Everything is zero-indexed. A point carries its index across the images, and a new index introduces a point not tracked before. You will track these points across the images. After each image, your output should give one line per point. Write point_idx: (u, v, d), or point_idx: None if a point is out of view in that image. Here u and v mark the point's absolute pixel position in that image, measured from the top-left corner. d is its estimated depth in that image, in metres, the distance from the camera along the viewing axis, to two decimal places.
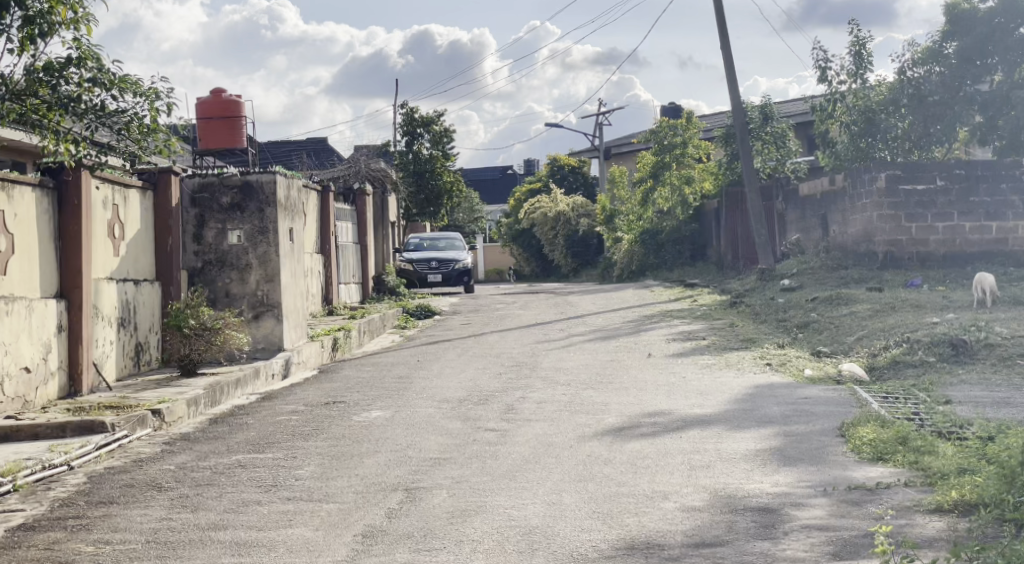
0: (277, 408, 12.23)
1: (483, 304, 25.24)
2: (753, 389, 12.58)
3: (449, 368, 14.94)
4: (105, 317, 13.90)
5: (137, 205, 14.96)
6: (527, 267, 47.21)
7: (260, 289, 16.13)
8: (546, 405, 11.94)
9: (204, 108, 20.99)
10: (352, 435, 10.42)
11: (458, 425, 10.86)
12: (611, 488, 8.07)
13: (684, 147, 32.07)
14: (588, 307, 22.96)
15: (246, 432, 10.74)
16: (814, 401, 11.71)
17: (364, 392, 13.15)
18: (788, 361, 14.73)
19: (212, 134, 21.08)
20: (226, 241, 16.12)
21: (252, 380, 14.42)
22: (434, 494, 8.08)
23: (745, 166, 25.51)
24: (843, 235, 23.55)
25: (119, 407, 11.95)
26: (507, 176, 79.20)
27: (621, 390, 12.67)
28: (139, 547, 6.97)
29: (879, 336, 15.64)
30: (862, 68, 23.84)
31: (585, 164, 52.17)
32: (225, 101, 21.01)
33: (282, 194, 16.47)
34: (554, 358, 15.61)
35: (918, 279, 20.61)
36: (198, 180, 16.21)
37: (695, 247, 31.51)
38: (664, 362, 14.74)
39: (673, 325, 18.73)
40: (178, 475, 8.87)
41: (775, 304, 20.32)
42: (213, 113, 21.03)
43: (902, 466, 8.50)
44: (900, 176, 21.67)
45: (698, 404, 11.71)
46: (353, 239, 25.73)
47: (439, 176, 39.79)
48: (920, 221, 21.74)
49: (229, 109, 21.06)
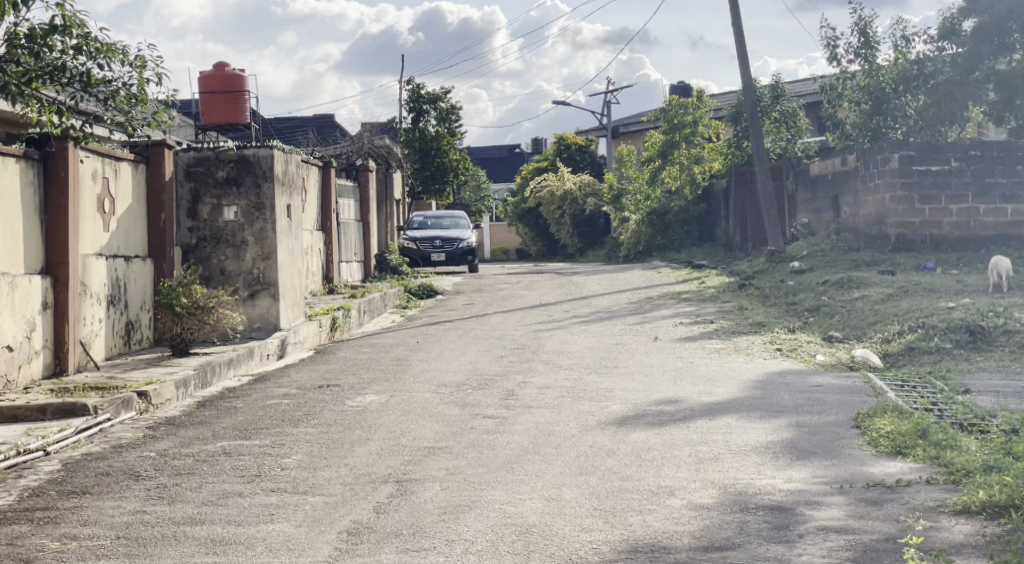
0: (269, 390, 11.78)
1: (486, 284, 24.77)
2: (763, 376, 12.10)
3: (449, 350, 14.48)
4: (94, 294, 13.45)
5: (129, 178, 14.49)
6: (533, 246, 46.70)
7: (256, 266, 15.67)
8: (548, 390, 11.47)
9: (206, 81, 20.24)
10: (344, 421, 9.96)
11: (456, 412, 10.41)
12: (614, 482, 7.61)
13: (694, 127, 31.29)
14: (594, 287, 22.48)
15: (234, 416, 10.28)
16: (827, 389, 11.24)
17: (359, 375, 12.70)
18: (799, 346, 14.25)
19: (213, 108, 20.34)
20: (221, 217, 15.64)
21: (245, 361, 13.99)
22: (425, 488, 7.62)
23: (756, 146, 24.96)
24: (855, 217, 23.03)
25: (105, 388, 11.50)
26: (515, 154, 78.68)
27: (626, 376, 12.21)
28: (107, 544, 6.54)
29: (894, 321, 15.15)
30: (872, 47, 23.25)
31: (593, 142, 51.63)
32: (228, 74, 20.18)
33: (280, 169, 15.98)
34: (557, 340, 15.14)
35: (931, 262, 20.10)
36: (192, 154, 15.71)
37: (702, 230, 31.19)
38: (671, 347, 14.27)
39: (681, 308, 18.24)
40: (158, 463, 8.41)
41: (785, 287, 19.83)
42: (214, 86, 20.27)
43: (923, 461, 8.02)
44: (914, 156, 21.19)
45: (706, 392, 11.24)
46: (356, 216, 25.26)
47: (445, 153, 39.24)
48: (934, 203, 21.22)
49: (231, 82, 20.26)
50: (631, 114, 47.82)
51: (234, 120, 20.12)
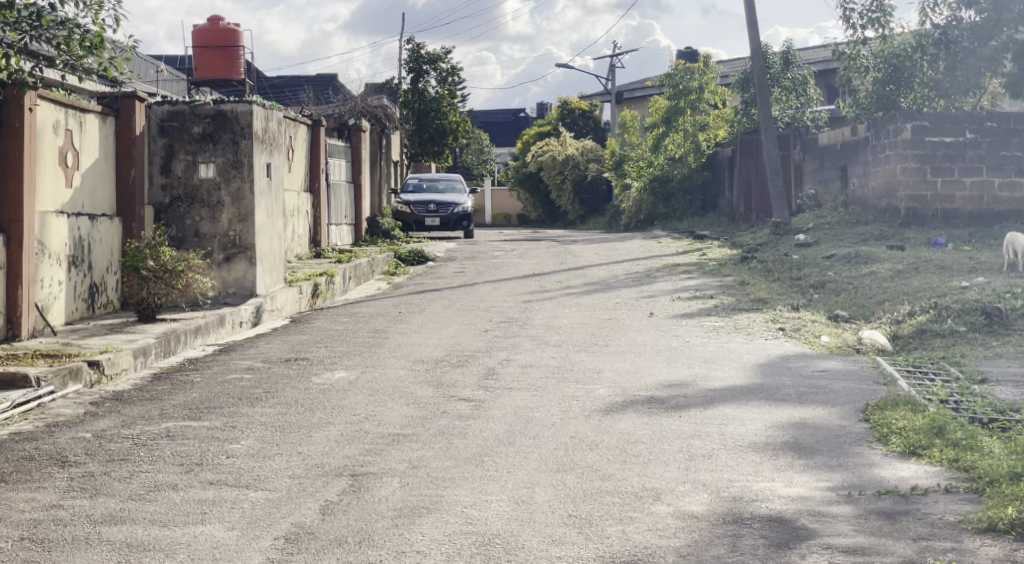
0: (232, 363, 10.98)
1: (480, 251, 23.92)
2: (765, 360, 11.28)
3: (432, 322, 13.67)
4: (53, 254, 12.60)
5: (95, 131, 13.62)
6: (534, 212, 45.95)
7: (232, 229, 14.82)
8: (532, 370, 10.66)
9: (201, 38, 21.48)
10: (307, 400, 9.14)
11: (430, 392, 9.59)
12: (595, 482, 6.80)
13: (699, 92, 30.87)
14: (591, 257, 21.60)
15: (188, 393, 9.45)
16: (832, 375, 10.42)
17: (332, 348, 11.88)
18: (803, 326, 13.42)
19: (207, 63, 21.61)
20: (196, 175, 14.74)
21: (215, 329, 13.16)
22: (384, 484, 6.80)
23: (763, 113, 24.07)
24: (864, 189, 22.17)
25: (56, 356, 10.66)
26: (518, 118, 77.71)
27: (618, 355, 11.40)
28: (7, 547, 5.82)
29: (904, 301, 14.32)
30: (886, 13, 22.30)
31: (597, 108, 50.61)
32: (223, 30, 21.55)
33: (259, 126, 15.09)
34: (548, 313, 14.32)
35: (942, 237, 19.25)
36: (167, 107, 14.79)
37: (706, 198, 30.17)
38: (668, 324, 13.43)
39: (680, 281, 17.40)
40: (89, 447, 7.57)
41: (789, 260, 18.97)
42: (209, 41, 21.56)
43: (941, 464, 7.20)
44: (927, 127, 20.29)
45: (703, 376, 10.43)
46: (348, 177, 24.37)
47: (446, 115, 38.33)
48: (947, 175, 20.35)
49: (226, 38, 21.59)
50: (637, 81, 46.87)
51: (231, 76, 21.49)
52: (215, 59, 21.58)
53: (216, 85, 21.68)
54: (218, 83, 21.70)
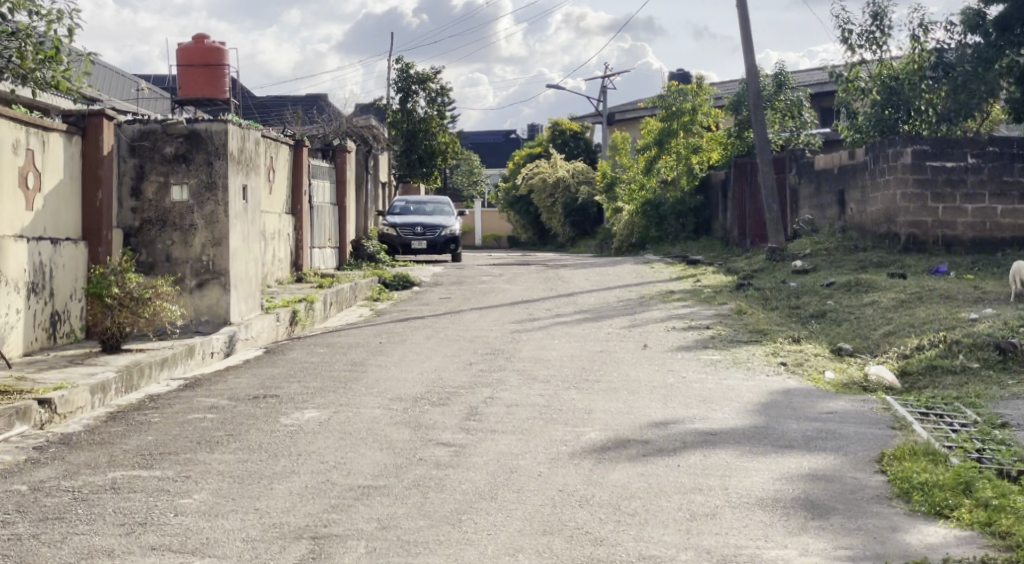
0: (197, 400, 10.21)
1: (467, 275, 23.16)
2: (766, 398, 10.54)
3: (413, 355, 12.91)
4: (11, 281, 11.87)
5: (59, 151, 12.89)
6: (525, 236, 45.24)
7: (206, 254, 14.06)
8: (518, 410, 9.90)
9: (184, 55, 20.79)
10: (273, 445, 8.38)
11: (407, 436, 8.83)
12: (586, 549, 6.34)
13: (693, 114, 29.52)
14: (582, 283, 20.85)
15: (142, 436, 8.69)
16: (840, 418, 9.68)
17: (306, 383, 11.11)
18: (806, 360, 12.69)
19: (192, 81, 20.86)
20: (167, 197, 14.00)
21: (184, 360, 12.42)
22: (345, 553, 6.21)
23: (758, 135, 23.35)
24: (862, 214, 21.45)
25: (6, 392, 9.90)
26: (509, 139, 77.17)
27: (611, 393, 10.67)
28: None
29: (911, 333, 13.59)
30: (885, 34, 21.59)
31: (588, 128, 49.95)
32: (208, 47, 20.85)
33: (235, 146, 14.33)
34: (537, 345, 13.57)
35: (945, 265, 18.55)
36: (137, 127, 14.06)
37: (699, 222, 29.68)
38: (662, 358, 12.70)
39: (675, 309, 16.68)
40: (22, 503, 6.88)
41: (787, 288, 18.26)
42: (193, 59, 20.86)
43: (973, 528, 6.73)
44: (927, 151, 19.60)
45: (701, 417, 9.69)
46: (331, 199, 23.61)
47: (434, 135, 37.63)
48: (948, 202, 19.67)
49: (211, 57, 20.86)
50: (629, 103, 46.22)
51: (218, 94, 20.81)
52: (199, 77, 20.85)
53: (201, 104, 20.97)
54: (205, 101, 20.98)
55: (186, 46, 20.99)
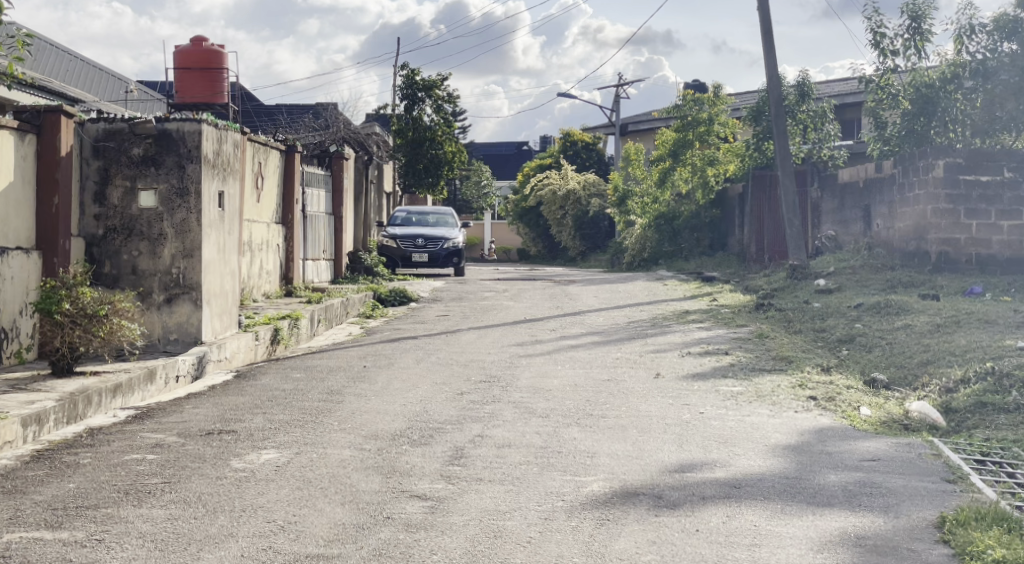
0: (145, 435, 8.91)
1: (468, 291, 21.78)
2: (797, 440, 9.15)
3: (399, 382, 11.53)
4: None
5: (9, 151, 11.53)
6: (533, 247, 44.11)
7: (175, 266, 12.60)
8: (510, 452, 8.54)
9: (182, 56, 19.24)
10: (216, 496, 7.05)
11: (375, 485, 7.48)
12: None
13: (709, 124, 28.53)
14: (590, 300, 19.49)
15: (62, 483, 7.34)
16: (884, 466, 8.29)
17: (272, 415, 9.79)
18: (837, 393, 11.31)
19: (189, 86, 19.28)
20: (134, 204, 12.57)
21: (140, 386, 11.06)
22: None
23: (778, 145, 21.93)
24: (889, 231, 20.07)
25: None
26: (522, 151, 76.24)
27: (618, 431, 9.33)
28: None
29: (952, 363, 12.20)
30: (922, 37, 20.24)
31: (600, 140, 48.79)
32: (207, 50, 19.35)
33: (210, 149, 12.88)
34: (536, 371, 12.22)
35: (979, 286, 17.15)
36: (103, 126, 12.65)
37: (715, 238, 28.29)
38: (676, 388, 11.34)
39: (691, 331, 15.29)
40: None
41: (811, 309, 16.90)
42: (192, 63, 19.33)
43: None
44: (960, 163, 18.27)
45: (723, 462, 8.32)
46: (328, 209, 22.27)
47: (441, 144, 36.31)
48: (982, 219, 18.29)
49: (210, 60, 19.36)
50: (643, 114, 44.94)
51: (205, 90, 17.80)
52: (198, 80, 19.29)
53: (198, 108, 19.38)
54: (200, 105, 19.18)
55: (186, 49, 19.39)
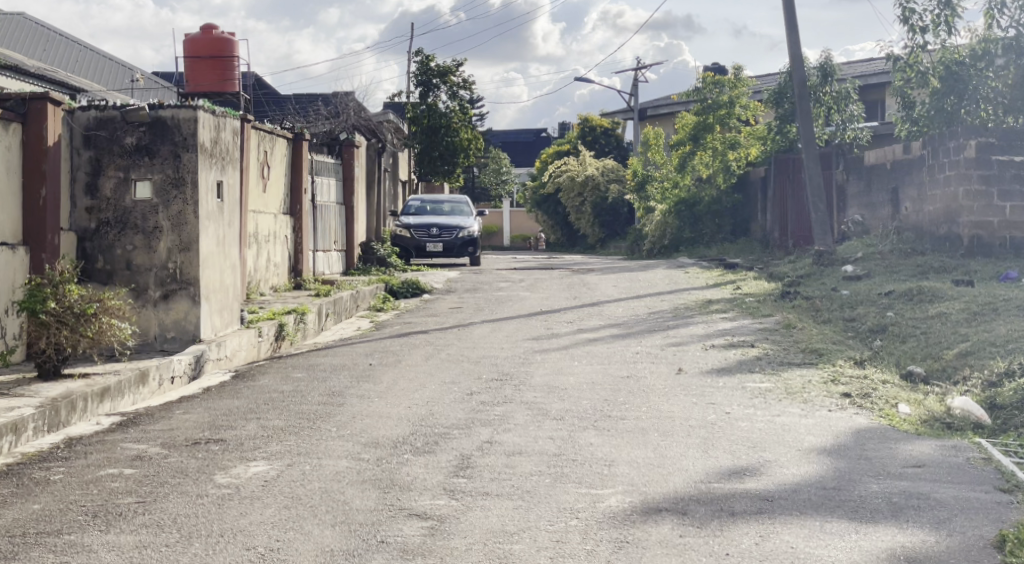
0: (126, 446, 8.24)
1: (483, 281, 21.07)
2: (834, 444, 8.42)
3: (405, 382, 10.85)
4: None
5: None
6: (552, 235, 43.37)
7: (172, 260, 11.88)
8: (522, 461, 7.84)
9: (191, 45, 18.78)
10: (195, 519, 6.41)
11: (371, 502, 6.79)
12: None
13: (730, 108, 27.70)
14: (609, 290, 18.76)
15: (27, 505, 6.67)
16: (931, 474, 7.57)
17: (267, 421, 9.11)
18: (872, 389, 10.56)
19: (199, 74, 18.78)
20: (128, 195, 11.86)
21: (130, 390, 10.39)
22: None
23: (803, 127, 21.12)
24: (919, 214, 19.29)
25: None
26: (542, 139, 75.46)
27: (639, 436, 8.62)
28: None
29: (993, 354, 11.45)
30: (952, 13, 19.44)
31: (619, 125, 47.96)
32: (217, 37, 18.85)
33: (208, 137, 12.12)
34: (552, 368, 11.51)
35: (1015, 271, 16.37)
36: (94, 114, 11.92)
37: (736, 223, 27.46)
38: (701, 386, 10.63)
39: (715, 323, 14.55)
40: None
41: (839, 296, 16.16)
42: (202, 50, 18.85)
43: None
44: (994, 144, 17.49)
45: (754, 470, 7.61)
46: (339, 198, 21.58)
47: (456, 131, 35.55)
48: (1016, 200, 17.49)
49: (220, 48, 18.85)
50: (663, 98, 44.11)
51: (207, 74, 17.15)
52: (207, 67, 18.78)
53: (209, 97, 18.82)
54: (212, 94, 18.78)
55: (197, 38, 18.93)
